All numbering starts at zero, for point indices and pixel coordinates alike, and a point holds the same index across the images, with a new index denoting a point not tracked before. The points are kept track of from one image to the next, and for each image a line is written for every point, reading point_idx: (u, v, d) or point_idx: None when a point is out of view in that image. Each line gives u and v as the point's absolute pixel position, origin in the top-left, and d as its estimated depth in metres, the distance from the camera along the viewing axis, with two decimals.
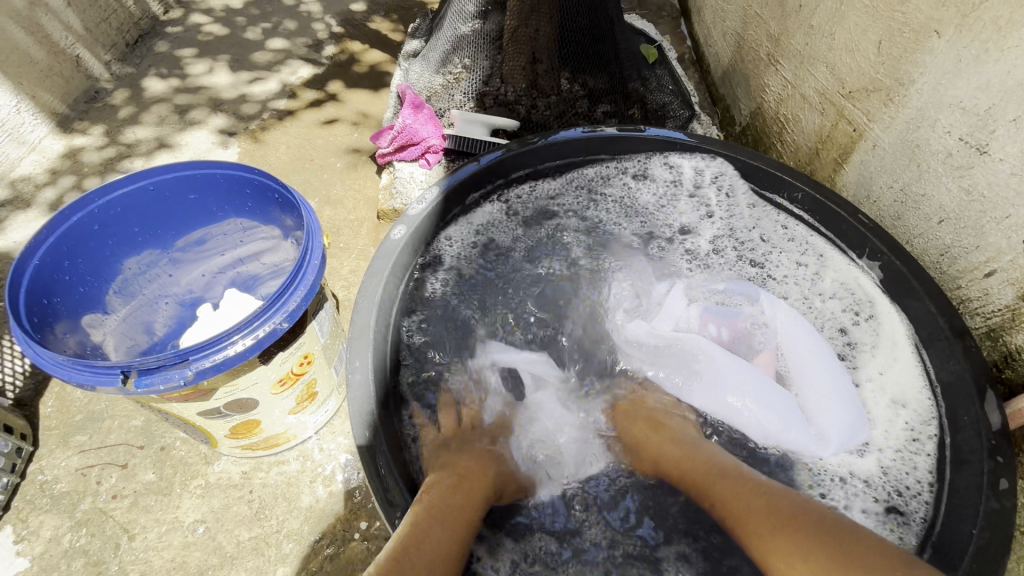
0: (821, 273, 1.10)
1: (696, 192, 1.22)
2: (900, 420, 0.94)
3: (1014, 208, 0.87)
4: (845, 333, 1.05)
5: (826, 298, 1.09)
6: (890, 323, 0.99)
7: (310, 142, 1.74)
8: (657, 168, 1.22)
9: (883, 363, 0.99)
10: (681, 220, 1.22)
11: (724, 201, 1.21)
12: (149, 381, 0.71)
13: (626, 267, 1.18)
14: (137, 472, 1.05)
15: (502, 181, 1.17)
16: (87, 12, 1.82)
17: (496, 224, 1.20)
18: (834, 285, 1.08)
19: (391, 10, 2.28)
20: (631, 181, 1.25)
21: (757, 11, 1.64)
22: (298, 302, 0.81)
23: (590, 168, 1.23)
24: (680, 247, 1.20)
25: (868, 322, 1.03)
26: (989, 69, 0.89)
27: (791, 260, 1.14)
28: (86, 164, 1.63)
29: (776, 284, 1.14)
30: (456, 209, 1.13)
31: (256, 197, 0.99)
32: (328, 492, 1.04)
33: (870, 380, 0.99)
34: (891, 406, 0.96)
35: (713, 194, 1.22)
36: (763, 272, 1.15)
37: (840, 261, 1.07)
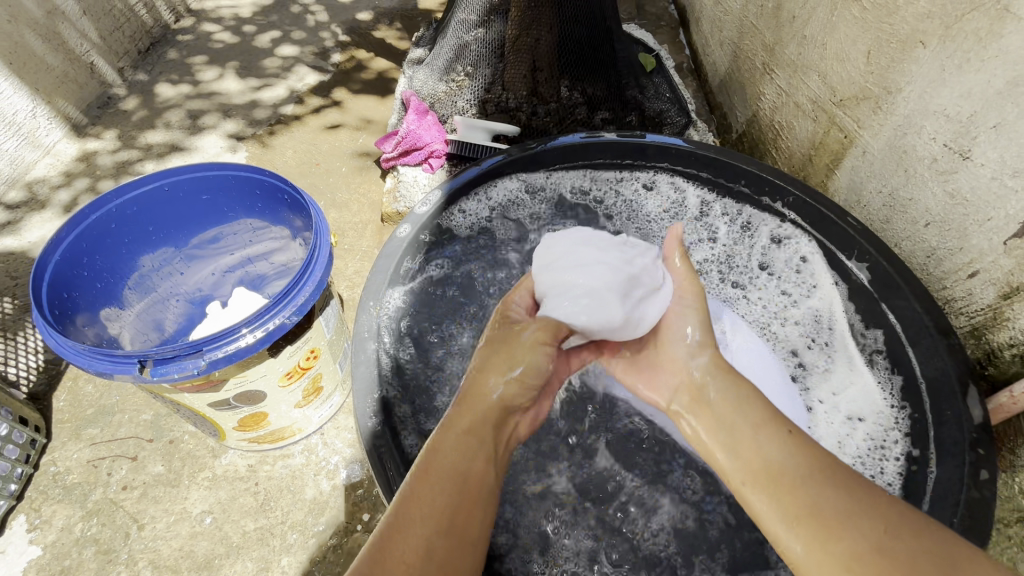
0: (800, 301, 1.15)
1: (701, 217, 1.24)
2: (859, 432, 0.98)
3: (994, 211, 0.90)
4: (798, 355, 1.10)
5: (788, 324, 1.14)
6: (844, 347, 1.07)
7: (316, 147, 1.79)
8: (664, 183, 1.25)
9: (837, 385, 1.05)
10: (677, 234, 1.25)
11: (733, 231, 1.22)
12: (164, 369, 0.74)
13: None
14: (146, 464, 1.08)
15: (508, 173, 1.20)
16: (102, 21, 1.87)
17: (513, 202, 1.24)
18: (808, 314, 1.13)
19: (395, 19, 2.34)
20: (640, 192, 1.27)
21: (753, 21, 1.68)
22: (306, 297, 0.84)
23: (608, 171, 1.27)
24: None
25: (822, 348, 1.09)
26: (971, 78, 0.93)
27: (778, 288, 1.17)
28: (99, 167, 1.67)
29: (753, 305, 1.17)
30: (473, 188, 1.17)
31: (266, 198, 1.03)
32: (331, 484, 1.07)
33: (821, 401, 1.04)
34: (847, 422, 1.00)
35: (721, 223, 1.23)
36: (740, 292, 1.19)
37: (824, 270, 1.11)
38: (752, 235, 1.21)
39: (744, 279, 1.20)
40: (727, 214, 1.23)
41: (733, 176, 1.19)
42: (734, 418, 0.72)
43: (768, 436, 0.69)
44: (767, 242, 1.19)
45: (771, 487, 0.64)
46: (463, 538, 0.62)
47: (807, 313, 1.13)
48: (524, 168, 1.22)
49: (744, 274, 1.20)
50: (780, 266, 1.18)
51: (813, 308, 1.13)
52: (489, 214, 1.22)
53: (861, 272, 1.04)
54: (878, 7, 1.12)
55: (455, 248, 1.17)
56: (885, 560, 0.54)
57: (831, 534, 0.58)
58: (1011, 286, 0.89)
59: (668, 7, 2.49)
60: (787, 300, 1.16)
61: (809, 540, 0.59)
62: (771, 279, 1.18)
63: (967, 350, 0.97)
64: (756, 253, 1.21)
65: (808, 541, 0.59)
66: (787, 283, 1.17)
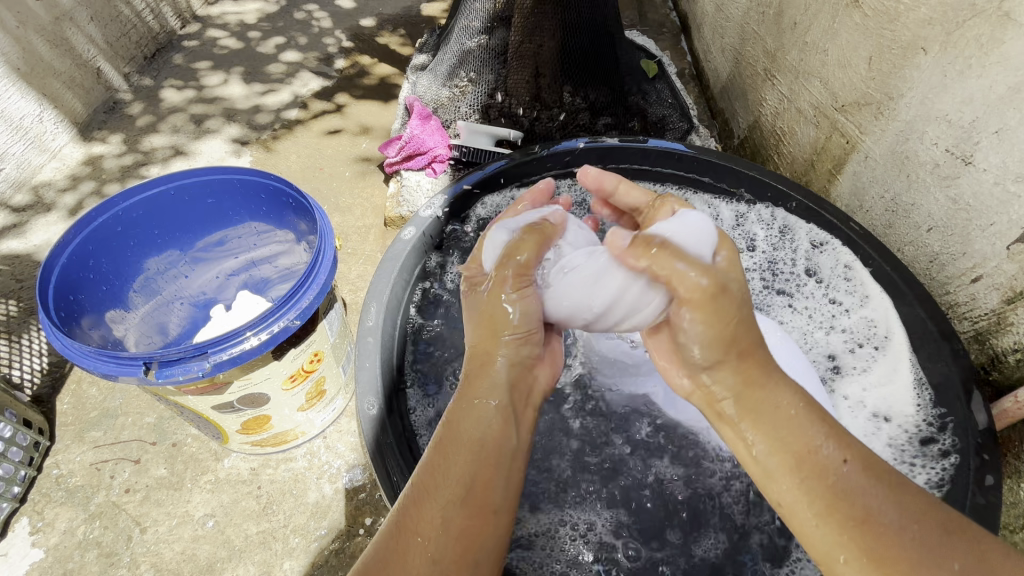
0: (852, 310, 1.06)
1: (739, 226, 1.20)
2: (883, 433, 0.92)
3: (997, 216, 0.91)
4: (834, 359, 1.04)
5: (836, 332, 1.07)
6: (895, 350, 0.97)
7: (320, 152, 1.79)
8: (699, 198, 1.24)
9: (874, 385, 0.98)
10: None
11: (774, 237, 1.17)
12: (169, 371, 0.75)
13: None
14: (149, 467, 1.08)
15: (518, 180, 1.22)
16: (109, 27, 1.89)
17: None
18: (859, 322, 1.05)
19: (399, 26, 2.36)
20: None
21: (754, 28, 1.70)
22: (311, 300, 0.84)
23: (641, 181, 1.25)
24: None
25: (873, 351, 1.01)
26: (973, 84, 0.93)
27: (825, 297, 1.10)
28: (105, 170, 1.68)
29: (797, 314, 1.11)
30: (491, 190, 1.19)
31: (271, 202, 1.03)
32: (334, 488, 1.07)
33: (846, 397, 0.98)
34: (873, 420, 0.94)
35: (760, 229, 1.19)
36: (786, 300, 1.13)
37: (872, 281, 1.02)
38: (793, 238, 1.16)
39: (789, 287, 1.14)
40: (766, 221, 1.18)
41: (740, 180, 1.19)
42: (793, 426, 0.59)
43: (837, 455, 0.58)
44: (807, 245, 1.14)
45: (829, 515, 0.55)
46: (483, 507, 0.60)
47: (856, 318, 1.05)
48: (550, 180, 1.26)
49: (790, 282, 1.15)
50: (826, 273, 1.11)
51: (866, 316, 1.04)
52: None
53: (865, 277, 1.04)
54: (879, 14, 1.13)
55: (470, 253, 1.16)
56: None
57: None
58: (1015, 291, 0.89)
59: (669, 14, 2.51)
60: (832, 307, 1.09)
61: None
62: (819, 287, 1.12)
63: (971, 355, 0.97)
64: (801, 258, 1.15)
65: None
66: (835, 288, 1.09)
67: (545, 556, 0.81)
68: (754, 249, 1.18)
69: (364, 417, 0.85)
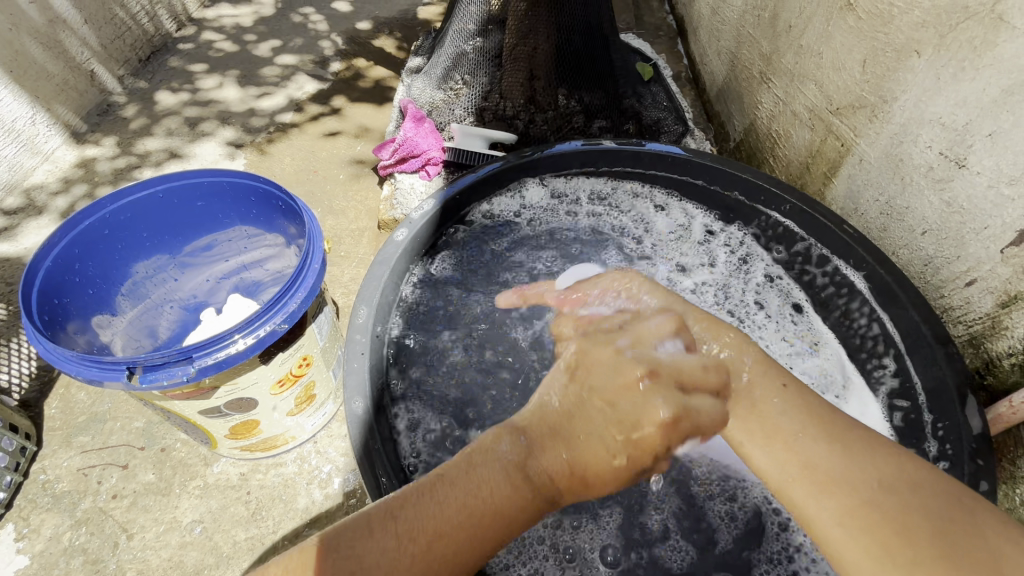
0: (805, 355, 1.12)
1: (704, 242, 1.27)
2: None
3: (991, 219, 0.90)
4: None
5: (788, 365, 1.11)
6: (862, 404, 1.03)
7: (314, 155, 1.79)
8: (676, 207, 1.29)
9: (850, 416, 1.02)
10: (680, 258, 1.27)
11: (735, 263, 1.24)
12: (153, 376, 0.73)
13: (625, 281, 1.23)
14: (137, 473, 1.07)
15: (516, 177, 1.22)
16: (103, 29, 1.89)
17: (541, 209, 1.31)
18: (814, 367, 1.10)
19: (395, 29, 2.36)
20: (651, 210, 1.31)
21: (750, 31, 1.70)
22: (298, 304, 0.84)
23: (630, 183, 1.30)
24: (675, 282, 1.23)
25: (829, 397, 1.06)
26: (966, 86, 0.93)
27: (779, 329, 1.16)
28: (98, 173, 1.68)
29: (749, 336, 1.16)
30: (489, 190, 1.20)
31: (261, 205, 1.03)
32: (324, 494, 1.06)
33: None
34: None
35: (723, 254, 1.26)
36: (738, 322, 1.17)
37: (819, 326, 1.15)
38: (749, 269, 1.23)
39: (741, 312, 1.19)
40: (734, 251, 1.25)
41: (734, 184, 1.18)
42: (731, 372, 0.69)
43: (767, 389, 0.67)
44: (761, 278, 1.22)
45: (766, 443, 0.64)
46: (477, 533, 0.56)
47: (808, 363, 1.11)
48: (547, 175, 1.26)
49: (739, 308, 1.20)
50: (774, 310, 1.19)
51: (817, 365, 1.10)
52: (517, 210, 1.28)
53: (860, 280, 1.03)
54: (873, 17, 1.13)
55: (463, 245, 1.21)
56: (873, 519, 0.55)
57: (828, 488, 0.59)
58: (1009, 294, 0.88)
59: (666, 18, 2.51)
60: (782, 341, 1.14)
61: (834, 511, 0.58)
62: (767, 318, 1.18)
63: (965, 360, 0.96)
64: (752, 290, 1.21)
65: (808, 493, 0.60)
66: (784, 325, 1.17)
67: (512, 557, 0.82)
68: (715, 267, 1.25)
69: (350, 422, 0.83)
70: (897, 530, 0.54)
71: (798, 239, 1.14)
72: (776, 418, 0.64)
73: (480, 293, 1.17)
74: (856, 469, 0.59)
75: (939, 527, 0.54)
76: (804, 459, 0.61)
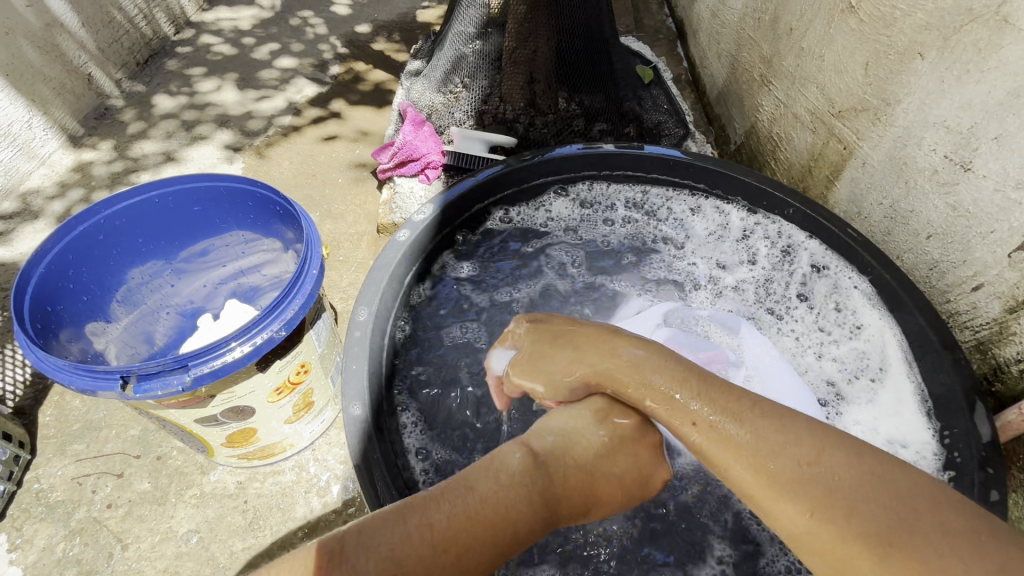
0: (841, 341, 1.07)
1: (742, 239, 1.21)
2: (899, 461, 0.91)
3: (997, 223, 0.89)
4: (834, 385, 1.04)
5: (831, 357, 1.07)
6: (897, 383, 0.97)
7: (313, 158, 1.78)
8: (710, 206, 1.23)
9: (881, 412, 0.98)
10: (719, 257, 1.23)
11: (775, 256, 1.18)
12: (148, 386, 0.72)
13: (656, 282, 1.22)
14: (132, 481, 1.05)
15: (516, 188, 1.21)
16: (101, 33, 1.87)
17: (563, 215, 1.28)
18: (850, 351, 1.06)
19: (394, 32, 2.35)
20: (686, 214, 1.25)
21: (750, 34, 1.69)
22: (296, 310, 0.82)
23: (654, 187, 1.25)
24: (716, 287, 1.21)
25: (867, 383, 1.02)
26: (971, 89, 0.92)
27: (827, 321, 1.10)
28: (95, 177, 1.66)
29: (785, 334, 1.13)
30: (495, 201, 1.20)
31: (258, 210, 1.01)
32: (322, 502, 1.05)
33: (858, 423, 0.99)
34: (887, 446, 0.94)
35: (762, 246, 1.19)
36: (777, 321, 1.14)
37: (866, 310, 1.03)
38: (792, 260, 1.16)
39: (779, 307, 1.16)
40: (772, 241, 1.17)
41: (735, 187, 1.17)
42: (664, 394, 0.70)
43: (692, 409, 0.68)
44: (807, 269, 1.13)
45: (711, 462, 0.67)
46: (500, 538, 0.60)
47: (844, 349, 1.07)
48: (565, 184, 1.25)
49: (779, 303, 1.16)
50: (819, 300, 1.12)
51: (861, 347, 1.05)
52: (544, 221, 1.27)
53: (866, 285, 1.02)
54: (875, 19, 1.12)
55: (485, 254, 1.22)
56: (816, 541, 0.57)
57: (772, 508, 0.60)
58: (1016, 300, 0.87)
59: (665, 20, 2.50)
60: (819, 332, 1.10)
61: (781, 525, 0.60)
62: (810, 310, 1.13)
63: (972, 365, 0.94)
64: (796, 281, 1.15)
65: (760, 508, 0.62)
66: (826, 316, 1.10)
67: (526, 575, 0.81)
68: (755, 262, 1.20)
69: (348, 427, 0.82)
70: (835, 552, 0.55)
71: (804, 236, 1.13)
72: (721, 435, 0.65)
73: (494, 297, 1.18)
74: (794, 489, 0.59)
75: (876, 551, 0.53)
76: (745, 482, 0.62)
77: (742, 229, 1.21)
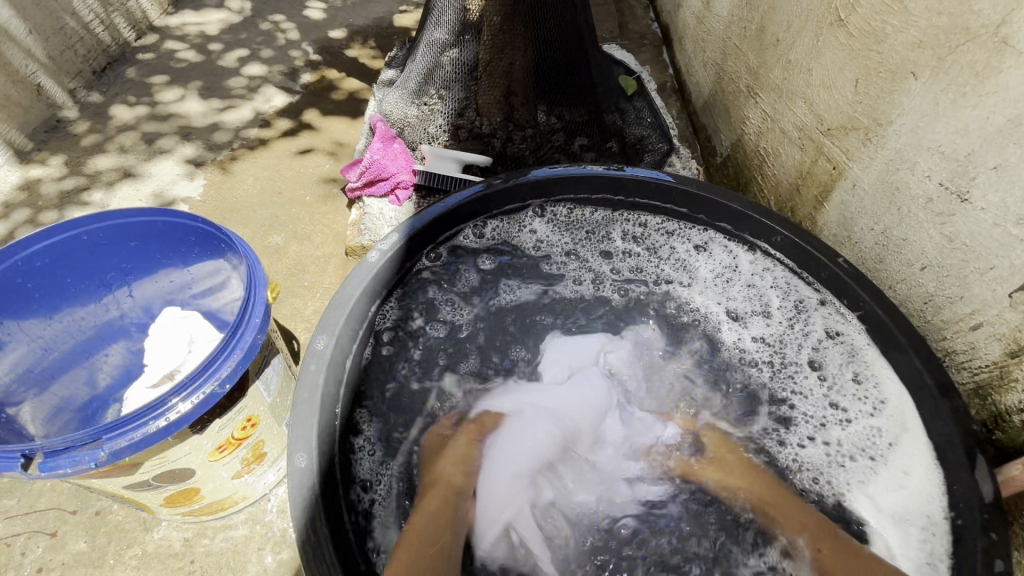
0: (854, 417, 0.97)
1: (750, 287, 1.12)
2: (906, 538, 0.83)
3: (997, 260, 0.83)
4: (832, 469, 0.94)
5: (843, 425, 0.97)
6: (912, 443, 0.87)
7: (280, 174, 1.68)
8: (717, 247, 1.15)
9: (890, 482, 0.89)
10: (731, 301, 1.13)
11: (788, 309, 1.08)
12: (55, 464, 0.63)
13: (635, 322, 1.14)
14: (66, 542, 0.96)
15: (485, 215, 1.13)
16: (52, 40, 1.76)
17: (544, 243, 1.21)
18: (861, 429, 0.96)
19: (370, 37, 2.26)
20: (690, 253, 1.17)
21: (736, 43, 1.63)
22: (232, 368, 0.74)
23: (652, 218, 1.18)
24: (721, 344, 1.10)
25: (866, 462, 0.93)
26: (968, 113, 0.86)
27: (840, 391, 0.99)
28: (43, 196, 1.56)
29: (793, 405, 1.02)
30: (467, 222, 1.11)
31: (201, 245, 0.95)
32: (277, 559, 0.97)
33: (869, 506, 0.89)
34: (895, 523, 0.86)
35: (775, 300, 1.10)
36: (775, 390, 1.04)
37: (888, 375, 0.93)
38: (806, 319, 1.06)
39: (788, 377, 1.04)
40: (784, 292, 1.09)
41: (718, 212, 1.09)
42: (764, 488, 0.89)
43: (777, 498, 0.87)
44: (821, 332, 1.04)
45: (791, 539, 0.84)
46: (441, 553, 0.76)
47: (853, 425, 0.96)
48: (543, 206, 1.17)
49: (788, 371, 1.05)
50: (833, 371, 1.02)
51: (869, 424, 0.95)
52: (506, 244, 1.19)
53: (855, 320, 0.97)
54: (865, 34, 1.06)
55: (460, 267, 1.15)
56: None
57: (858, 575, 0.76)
58: (1018, 343, 0.81)
59: (651, 25, 2.44)
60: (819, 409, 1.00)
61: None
62: (822, 383, 1.01)
63: (971, 411, 0.88)
64: (808, 349, 1.05)
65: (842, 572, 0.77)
66: (841, 391, 0.99)
67: None
68: (772, 322, 1.09)
69: (295, 477, 0.75)
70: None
71: (801, 268, 1.04)
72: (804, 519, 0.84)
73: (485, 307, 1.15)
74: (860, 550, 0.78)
75: None
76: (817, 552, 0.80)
77: (749, 273, 1.12)
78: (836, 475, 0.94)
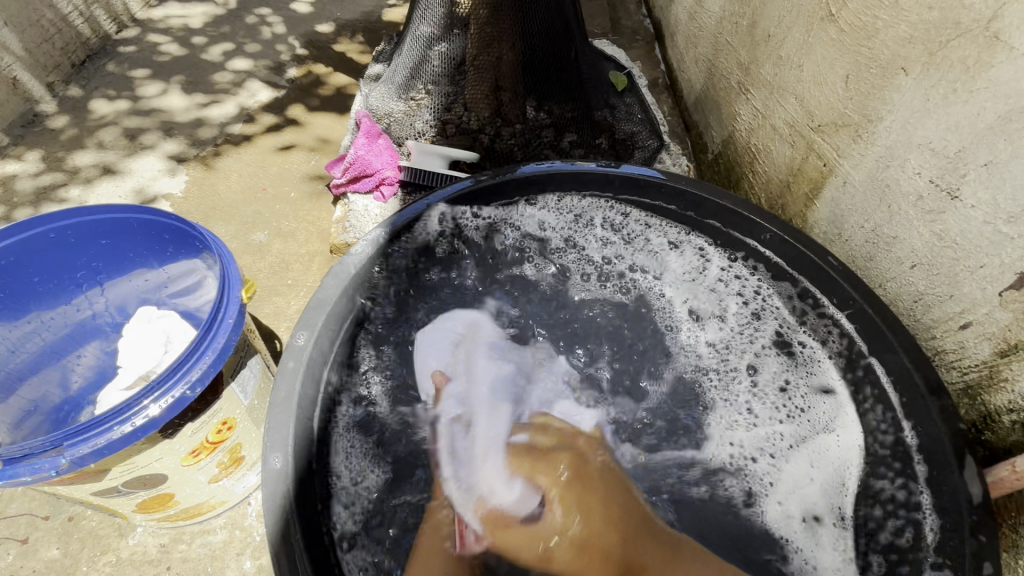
0: (779, 418, 1.01)
1: (715, 289, 1.13)
2: (817, 537, 0.89)
3: (987, 258, 0.82)
4: (750, 463, 0.98)
5: (762, 425, 1.01)
6: (838, 450, 0.93)
7: (264, 171, 1.65)
8: (689, 249, 1.14)
9: (800, 480, 0.95)
10: (693, 301, 1.14)
11: (741, 314, 1.10)
12: (13, 472, 0.61)
13: (613, 316, 1.14)
14: (37, 549, 0.93)
15: (479, 208, 1.10)
16: (28, 32, 1.71)
17: (527, 236, 1.18)
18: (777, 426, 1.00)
19: (358, 32, 2.23)
20: (663, 247, 1.16)
21: (727, 39, 1.61)
22: (204, 369, 0.72)
23: (634, 212, 1.15)
24: (666, 339, 1.11)
25: (781, 459, 0.97)
26: (958, 109, 0.84)
27: (774, 394, 1.03)
28: (19, 193, 1.52)
29: (724, 401, 1.04)
30: (457, 218, 1.09)
31: (176, 243, 0.92)
32: (256, 565, 0.95)
33: (777, 505, 0.94)
34: (804, 522, 0.91)
35: (733, 303, 1.11)
36: (713, 387, 1.06)
37: (829, 374, 0.99)
38: (759, 324, 1.08)
39: (728, 373, 1.06)
40: (744, 296, 1.10)
41: (705, 210, 1.07)
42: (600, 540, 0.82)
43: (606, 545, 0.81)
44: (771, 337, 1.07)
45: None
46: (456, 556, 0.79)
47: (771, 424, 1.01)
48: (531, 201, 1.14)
49: (727, 371, 1.07)
50: (765, 378, 1.05)
51: (794, 426, 0.99)
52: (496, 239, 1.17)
53: (845, 319, 0.94)
54: (856, 29, 1.04)
55: (450, 264, 1.13)
56: None
57: None
58: (1008, 343, 0.80)
59: (643, 21, 2.42)
60: (749, 412, 1.02)
61: None
62: (755, 385, 1.04)
63: (960, 411, 0.87)
64: (750, 352, 1.07)
65: None
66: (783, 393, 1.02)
67: None
68: (724, 323, 1.10)
69: (270, 481, 0.72)
70: None
71: (781, 272, 1.03)
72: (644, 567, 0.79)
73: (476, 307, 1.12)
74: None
75: None
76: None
77: (718, 276, 1.12)
78: (756, 476, 0.97)
